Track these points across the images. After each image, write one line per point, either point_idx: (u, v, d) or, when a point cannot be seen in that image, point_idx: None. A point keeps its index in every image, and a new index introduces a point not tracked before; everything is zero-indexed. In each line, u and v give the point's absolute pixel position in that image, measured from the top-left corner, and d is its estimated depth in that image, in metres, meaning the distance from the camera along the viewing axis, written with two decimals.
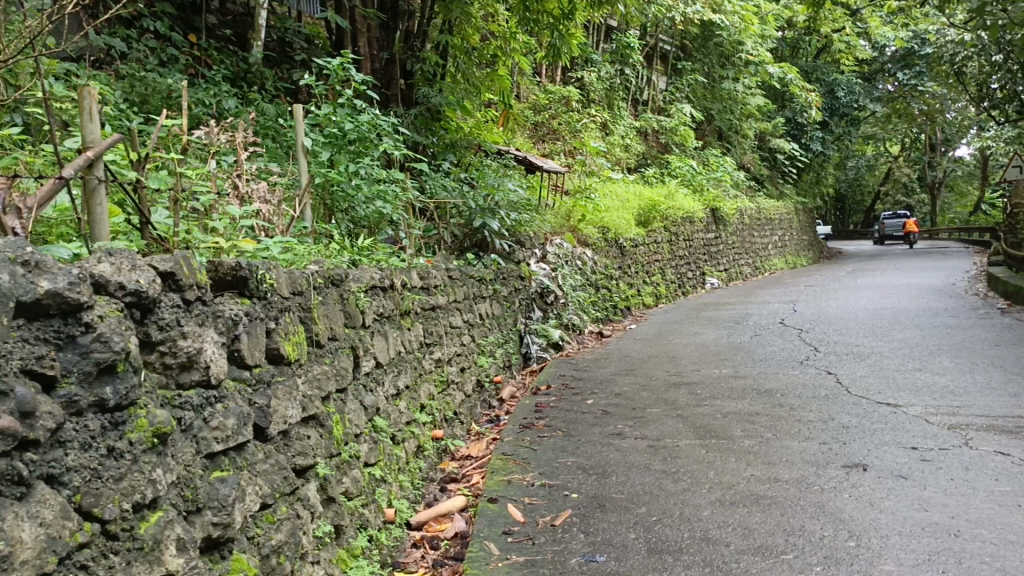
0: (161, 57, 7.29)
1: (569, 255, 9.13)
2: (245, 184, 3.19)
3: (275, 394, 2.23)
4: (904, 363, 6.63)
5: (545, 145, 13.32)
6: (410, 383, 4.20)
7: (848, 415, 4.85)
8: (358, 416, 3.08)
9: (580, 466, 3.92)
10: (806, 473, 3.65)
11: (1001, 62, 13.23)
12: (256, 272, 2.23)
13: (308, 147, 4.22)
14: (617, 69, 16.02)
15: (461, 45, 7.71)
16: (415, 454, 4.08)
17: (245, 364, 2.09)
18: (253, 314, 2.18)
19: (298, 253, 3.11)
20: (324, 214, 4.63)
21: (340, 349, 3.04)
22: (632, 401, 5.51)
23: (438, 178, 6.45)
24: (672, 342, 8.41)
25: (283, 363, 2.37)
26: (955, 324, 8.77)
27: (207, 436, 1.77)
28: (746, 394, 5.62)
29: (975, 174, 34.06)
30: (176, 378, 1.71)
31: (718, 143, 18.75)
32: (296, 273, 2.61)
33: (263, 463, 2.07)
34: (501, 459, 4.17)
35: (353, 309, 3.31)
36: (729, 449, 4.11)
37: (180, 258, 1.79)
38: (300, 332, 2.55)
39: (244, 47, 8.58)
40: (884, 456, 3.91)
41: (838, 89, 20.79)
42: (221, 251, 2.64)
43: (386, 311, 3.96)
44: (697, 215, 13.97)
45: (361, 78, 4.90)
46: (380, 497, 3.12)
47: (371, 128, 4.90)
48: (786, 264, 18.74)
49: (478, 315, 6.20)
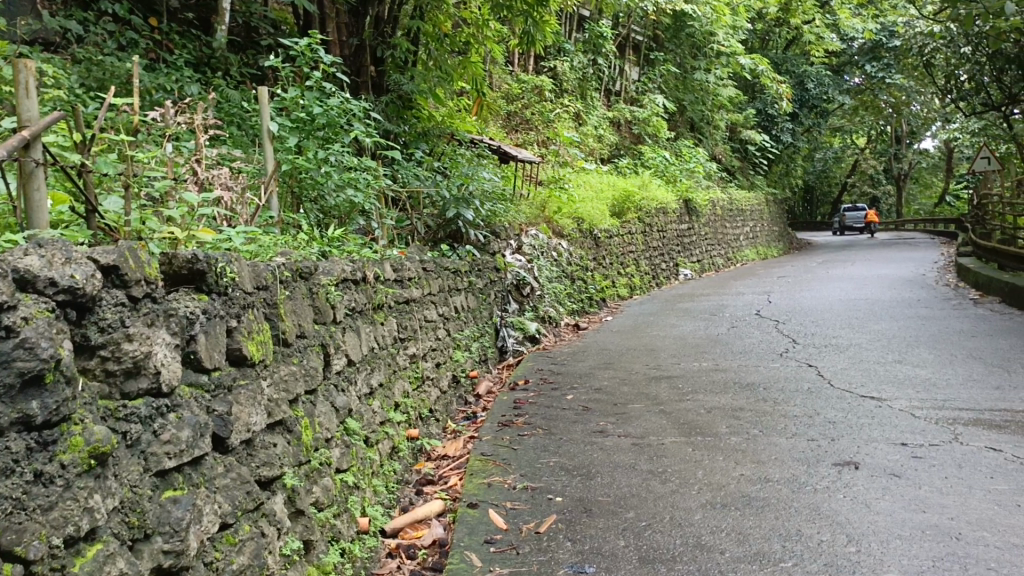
0: (120, 42, 6.97)
1: (544, 246, 8.97)
2: (205, 170, 2.95)
3: (236, 401, 2.03)
4: (884, 355, 6.54)
5: (517, 135, 13.12)
6: (383, 381, 4.01)
7: (835, 409, 4.72)
8: (329, 419, 2.88)
9: (562, 466, 3.75)
10: (798, 472, 3.50)
11: (971, 54, 13.33)
12: (216, 265, 2.02)
13: (274, 132, 4.00)
14: (590, 59, 15.83)
15: (432, 32, 7.48)
16: (390, 455, 3.88)
17: (203, 367, 1.88)
18: (212, 312, 1.98)
19: (264, 244, 2.90)
20: (292, 203, 4.42)
21: (309, 347, 2.84)
22: (613, 396, 5.34)
23: (410, 167, 6.25)
24: (649, 335, 8.28)
25: (246, 365, 2.17)
26: (929, 314, 8.74)
27: (157, 452, 1.57)
28: (728, 388, 5.48)
29: (940, 166, 34.43)
30: (120, 386, 1.51)
31: (690, 134, 18.67)
32: (261, 265, 2.41)
33: (222, 479, 1.86)
34: (480, 459, 3.99)
35: (323, 304, 3.11)
36: (716, 447, 3.96)
37: (125, 250, 1.59)
38: (265, 330, 2.35)
39: (207, 32, 8.26)
40: (875, 452, 3.78)
41: (809, 81, 20.69)
42: (178, 242, 2.42)
43: (358, 305, 3.75)
44: (671, 206, 13.87)
45: (331, 60, 4.65)
46: (353, 506, 2.93)
47: (341, 113, 4.67)
48: (758, 256, 18.75)
49: (453, 308, 6.01)
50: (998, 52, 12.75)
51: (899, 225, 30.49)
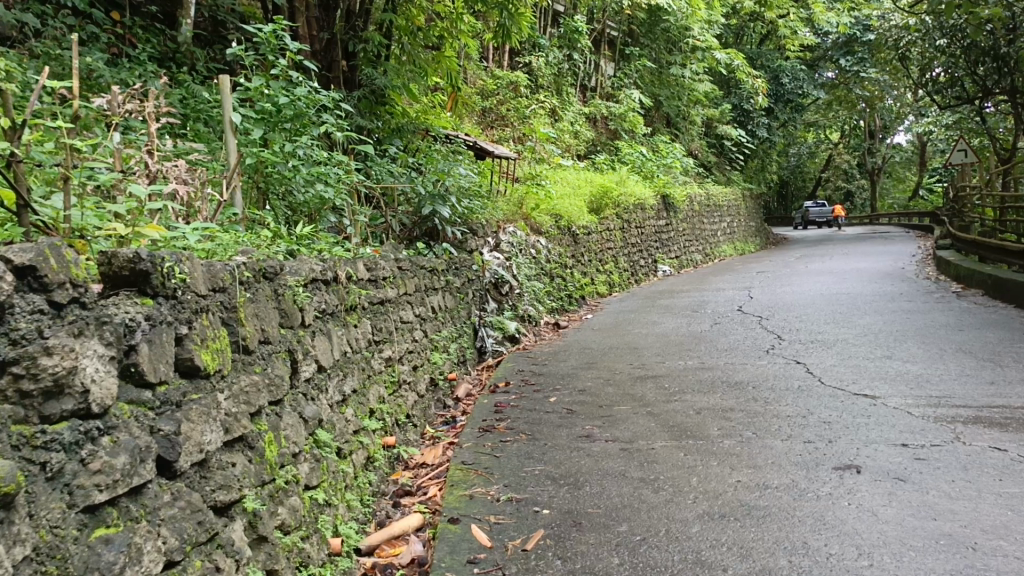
0: (80, 37, 6.64)
1: (522, 243, 8.77)
2: (157, 162, 2.69)
3: (187, 418, 1.80)
4: (872, 350, 6.39)
5: (493, 132, 12.88)
6: (357, 387, 3.77)
7: (827, 408, 4.56)
8: (297, 432, 2.64)
9: (548, 475, 3.54)
10: (797, 477, 3.32)
11: (947, 46, 13.24)
12: (162, 264, 1.79)
13: (237, 123, 3.74)
14: (565, 54, 15.62)
15: (406, 26, 7.22)
16: (365, 466, 3.65)
17: (145, 382, 1.65)
18: (156, 319, 1.75)
19: (223, 242, 2.66)
20: (257, 200, 4.16)
21: (274, 353, 2.60)
22: (597, 398, 5.15)
23: (383, 163, 6.01)
24: (631, 333, 8.11)
25: (199, 377, 1.94)
26: (913, 308, 8.63)
27: (85, 485, 1.34)
28: (716, 387, 5.30)
29: (913, 162, 34.57)
30: (38, 409, 1.28)
31: (666, 129, 18.53)
32: (216, 265, 2.17)
33: (168, 509, 1.64)
34: (460, 469, 3.77)
35: (290, 306, 2.87)
36: (709, 452, 3.76)
37: (44, 247, 1.35)
38: (221, 336, 2.12)
39: (172, 26, 7.94)
40: (875, 455, 3.61)
41: (784, 75, 20.62)
42: (125, 240, 2.19)
43: (328, 307, 3.51)
44: (648, 202, 13.71)
45: (297, 48, 4.39)
46: (324, 525, 2.70)
47: (309, 104, 4.41)
48: (736, 251, 18.68)
49: (430, 308, 5.78)
50: (975, 44, 12.67)
51: (872, 219, 30.66)
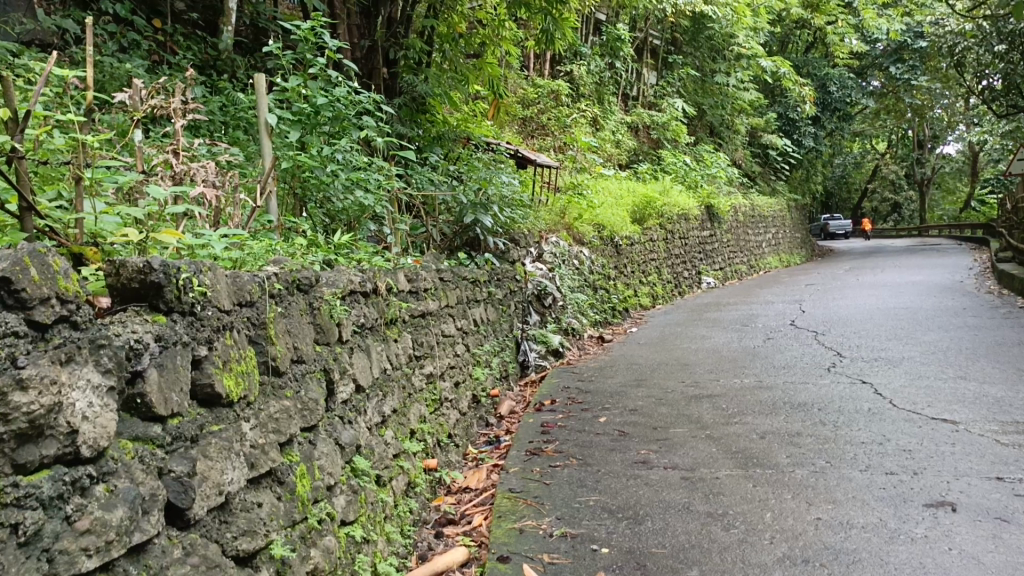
0: (121, 43, 6.47)
1: (566, 254, 8.48)
2: (182, 164, 2.46)
3: (204, 455, 1.54)
4: (942, 370, 5.97)
5: (534, 141, 12.61)
6: (397, 407, 3.51)
7: (905, 435, 4.19)
8: (333, 461, 2.38)
9: (604, 507, 3.23)
10: (884, 517, 3.00)
11: (1004, 53, 12.61)
12: (178, 277, 1.55)
13: (273, 125, 3.52)
14: (607, 62, 15.28)
15: (447, 33, 6.99)
16: (405, 492, 3.39)
17: (154, 414, 1.40)
18: (170, 340, 1.50)
19: (253, 251, 2.41)
20: (294, 207, 4.02)
21: (308, 374, 2.34)
22: (652, 419, 4.82)
23: (425, 171, 5.78)
24: (681, 348, 7.76)
25: (221, 406, 1.69)
26: (979, 324, 8.16)
27: (70, 549, 1.10)
28: (778, 409, 4.95)
29: (963, 173, 33.60)
30: (11, 456, 1.04)
31: (710, 138, 18.06)
32: (243, 275, 1.92)
33: (178, 566, 1.39)
34: (507, 497, 3.47)
35: (325, 321, 2.61)
36: (781, 483, 3.43)
37: (22, 254, 1.11)
38: (247, 358, 1.86)
39: (213, 32, 7.72)
40: (969, 490, 3.26)
41: (831, 84, 20.05)
42: (145, 247, 1.96)
43: (367, 322, 3.26)
44: (692, 212, 13.33)
45: (335, 45, 4.15)
46: (362, 566, 2.43)
47: (348, 105, 4.17)
48: (780, 263, 18.23)
49: (472, 321, 5.52)
50: None
51: (920, 229, 29.87)
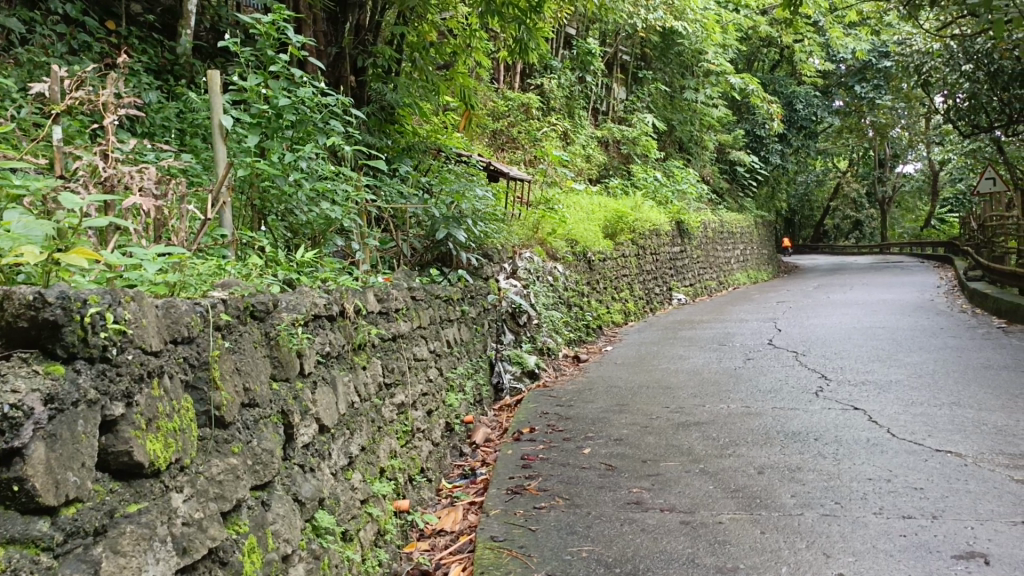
0: (70, 45, 6.00)
1: (540, 270, 8.12)
2: (114, 170, 2.08)
3: (112, 548, 1.20)
4: (935, 396, 5.70)
5: (504, 155, 12.32)
6: (365, 445, 3.12)
7: (913, 470, 3.89)
8: (291, 523, 2.00)
9: (599, 560, 2.89)
10: (908, 570, 2.70)
11: (971, 72, 12.50)
12: (82, 308, 1.21)
13: (228, 127, 3.13)
14: (577, 76, 14.94)
15: (416, 40, 6.56)
16: (375, 542, 3.01)
17: (40, 505, 1.09)
18: (68, 397, 1.17)
19: (196, 272, 2.05)
20: (251, 219, 3.58)
21: (262, 419, 1.96)
22: (640, 450, 4.47)
23: (394, 183, 5.39)
24: (659, 369, 7.44)
25: (142, 477, 1.33)
26: (958, 345, 7.97)
27: None
28: (773, 439, 4.63)
29: (924, 192, 33.85)
30: None
31: (679, 154, 17.86)
32: (179, 304, 1.55)
33: None
34: (489, 547, 3.10)
35: (285, 352, 2.23)
36: (790, 529, 3.11)
37: None
38: (183, 409, 1.51)
39: (170, 36, 7.22)
40: (993, 537, 2.97)
41: (797, 102, 20.11)
42: (59, 272, 1.58)
43: (333, 350, 2.88)
44: (664, 228, 13.08)
45: (300, 40, 3.76)
46: None
47: (314, 108, 3.77)
48: (749, 279, 18.08)
49: (445, 343, 5.15)
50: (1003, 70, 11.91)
51: (882, 247, 30.03)
